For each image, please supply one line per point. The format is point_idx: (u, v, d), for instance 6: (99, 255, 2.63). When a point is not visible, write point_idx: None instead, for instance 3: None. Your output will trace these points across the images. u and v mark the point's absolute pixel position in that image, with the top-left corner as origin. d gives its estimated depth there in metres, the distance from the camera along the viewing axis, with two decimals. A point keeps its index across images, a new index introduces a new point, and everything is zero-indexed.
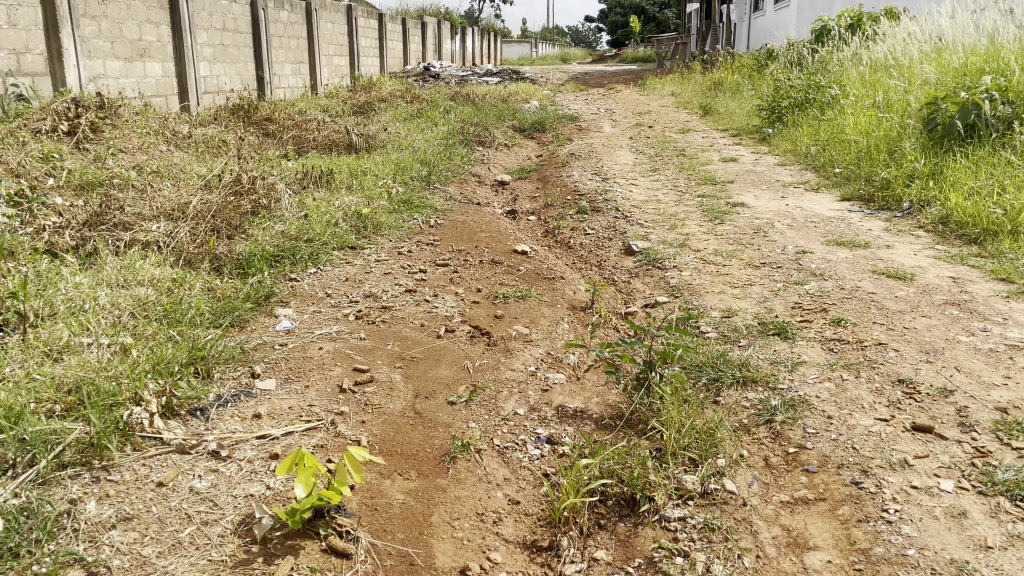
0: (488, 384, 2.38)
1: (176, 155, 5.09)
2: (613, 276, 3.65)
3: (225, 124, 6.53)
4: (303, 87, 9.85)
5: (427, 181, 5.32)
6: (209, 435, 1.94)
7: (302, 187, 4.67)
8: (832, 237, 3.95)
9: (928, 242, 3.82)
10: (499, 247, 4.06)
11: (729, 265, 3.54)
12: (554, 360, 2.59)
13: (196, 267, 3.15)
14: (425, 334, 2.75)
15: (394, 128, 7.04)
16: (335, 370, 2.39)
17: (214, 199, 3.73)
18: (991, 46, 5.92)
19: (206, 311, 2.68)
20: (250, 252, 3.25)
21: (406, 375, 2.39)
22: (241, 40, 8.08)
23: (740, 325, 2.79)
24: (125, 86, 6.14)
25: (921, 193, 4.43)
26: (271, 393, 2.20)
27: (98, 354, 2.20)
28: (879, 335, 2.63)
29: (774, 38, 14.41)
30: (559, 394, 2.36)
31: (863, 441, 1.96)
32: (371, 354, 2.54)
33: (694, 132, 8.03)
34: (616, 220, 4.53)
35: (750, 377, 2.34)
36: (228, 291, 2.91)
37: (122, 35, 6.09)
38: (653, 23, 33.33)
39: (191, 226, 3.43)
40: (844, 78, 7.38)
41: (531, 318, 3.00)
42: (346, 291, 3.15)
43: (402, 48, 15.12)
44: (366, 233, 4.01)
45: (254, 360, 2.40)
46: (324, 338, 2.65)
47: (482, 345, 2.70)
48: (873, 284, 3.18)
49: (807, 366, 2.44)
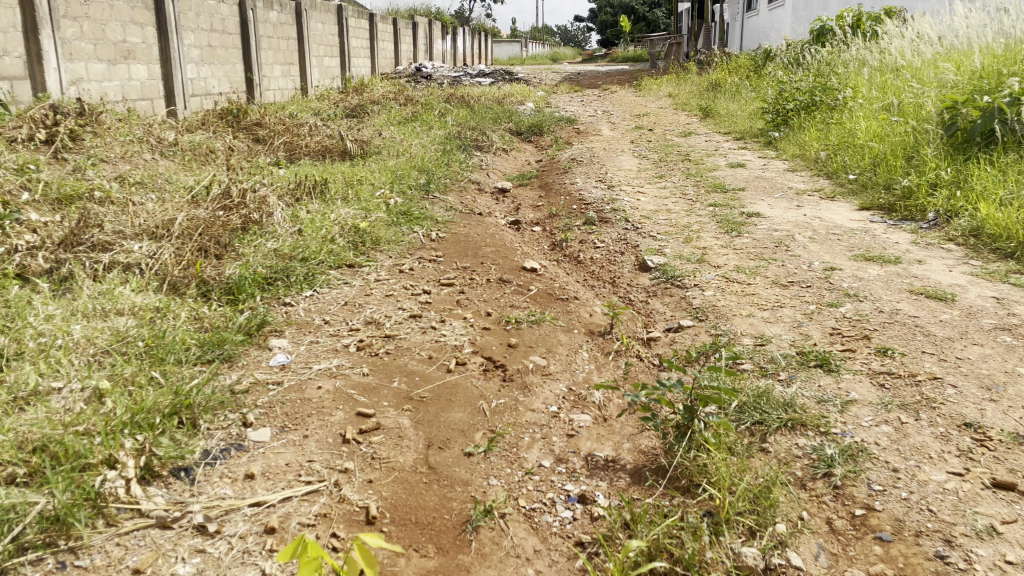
0: (507, 429, 2.15)
1: (161, 164, 4.83)
2: (629, 295, 3.42)
3: (213, 129, 6.26)
4: (293, 88, 9.58)
5: (426, 191, 5.07)
6: (195, 504, 1.69)
7: (294, 198, 4.41)
8: (858, 251, 3.72)
9: (961, 257, 3.60)
10: (506, 263, 3.82)
11: (754, 284, 3.30)
12: (577, 398, 2.36)
13: (182, 292, 2.89)
14: (433, 367, 2.51)
15: (389, 133, 6.77)
16: (336, 414, 2.15)
17: (202, 214, 3.47)
18: (1008, 47, 5.70)
19: (192, 346, 2.42)
20: (241, 274, 2.99)
21: (416, 419, 2.15)
22: (228, 41, 7.80)
23: (778, 354, 2.56)
24: (108, 89, 5.86)
25: (947, 203, 4.21)
26: (265, 446, 1.96)
27: (68, 402, 1.95)
28: (933, 367, 2.41)
29: (768, 37, 14.19)
30: (586, 440, 2.13)
31: (939, 503, 1.76)
32: (375, 392, 2.31)
33: (697, 135, 7.80)
34: (627, 231, 4.29)
35: (798, 420, 2.12)
36: (217, 319, 2.65)
37: (105, 36, 5.82)
38: (644, 22, 33.06)
39: (176, 246, 3.17)
40: (851, 80, 7.14)
41: (548, 346, 2.76)
42: (345, 317, 2.90)
43: (393, 49, 14.85)
44: (365, 250, 3.76)
45: (246, 403, 2.15)
46: (323, 374, 2.41)
47: (497, 381, 2.45)
48: (913, 305, 2.96)
49: (858, 405, 2.22)
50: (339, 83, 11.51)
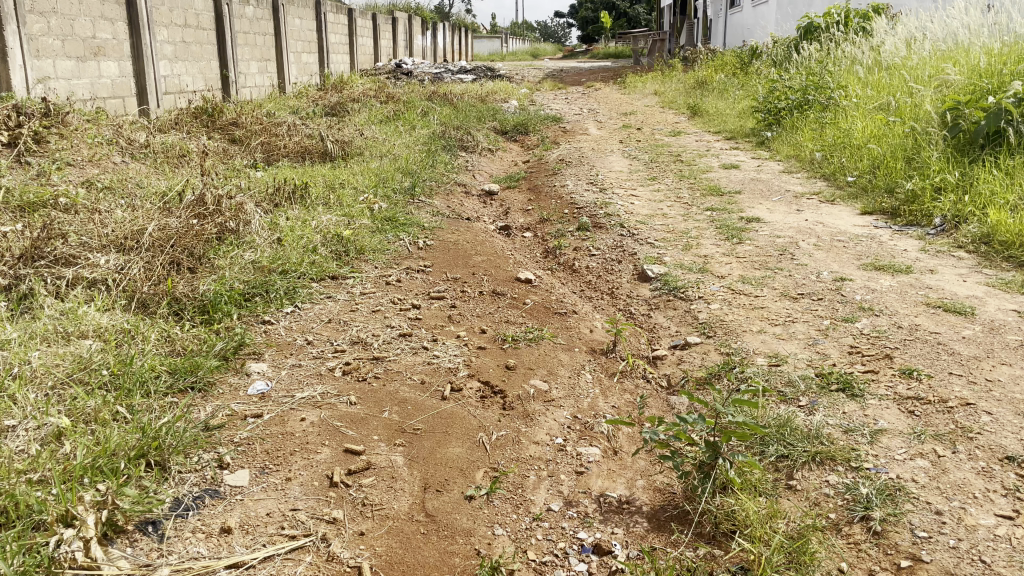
0: (511, 467, 1.96)
1: (131, 168, 4.60)
2: (630, 309, 3.25)
3: (187, 130, 6.00)
4: (270, 86, 9.31)
5: (411, 194, 4.87)
6: (163, 568, 1.49)
7: (274, 204, 4.19)
8: (866, 259, 3.57)
9: (973, 265, 3.45)
10: (499, 274, 3.63)
11: (762, 296, 3.13)
12: (584, 429, 2.19)
13: (152, 311, 2.66)
14: (427, 395, 2.31)
15: (371, 132, 6.56)
16: (322, 452, 1.94)
17: (175, 223, 3.25)
18: (1006, 45, 5.59)
19: (163, 375, 2.21)
20: (216, 291, 2.77)
21: (410, 457, 1.95)
22: (203, 37, 7.54)
23: (796, 376, 2.39)
24: (76, 87, 5.60)
25: (954, 207, 4.07)
26: (244, 492, 1.76)
27: (20, 445, 1.73)
28: (963, 392, 2.24)
29: (752, 33, 14.08)
30: (597, 477, 1.96)
31: (992, 552, 1.60)
32: (364, 424, 2.10)
33: (686, 134, 7.64)
34: (623, 237, 4.12)
35: (827, 454, 1.96)
36: (190, 342, 2.44)
37: (73, 31, 5.56)
38: (625, 19, 32.76)
39: (147, 259, 2.95)
40: (843, 78, 7.00)
41: (548, 368, 2.58)
42: (330, 336, 2.69)
43: (372, 46, 14.58)
44: (349, 260, 3.56)
45: (222, 441, 1.94)
46: (306, 404, 2.20)
47: (496, 410, 2.26)
48: (931, 320, 2.80)
49: (888, 435, 2.05)
50: (318, 80, 11.26)
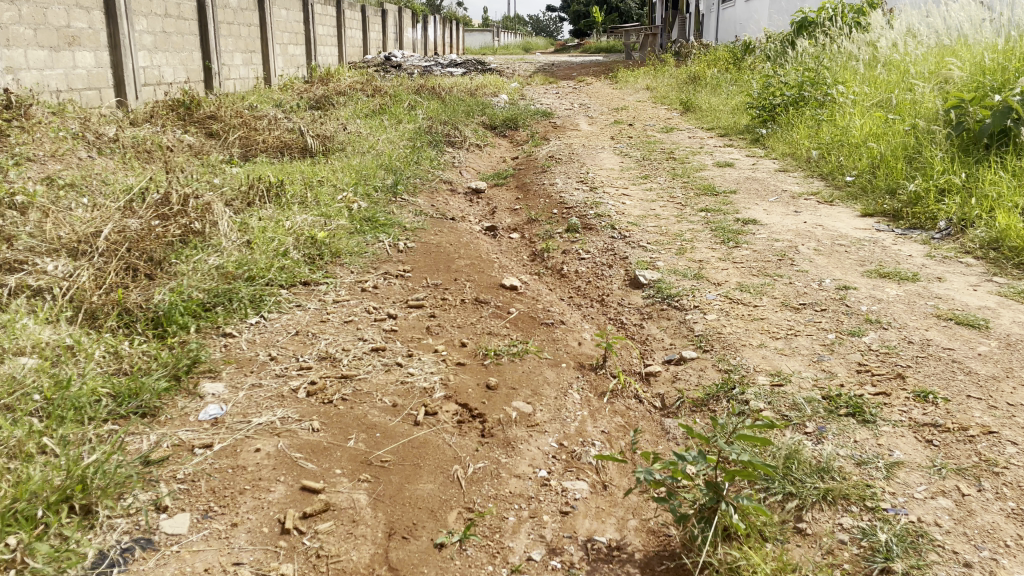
0: (488, 507, 1.77)
1: (98, 164, 4.36)
2: (621, 318, 3.05)
3: (162, 123, 5.75)
4: (254, 78, 9.05)
5: (393, 193, 4.65)
6: None
7: (246, 203, 3.97)
8: (870, 265, 3.38)
9: (983, 273, 3.26)
10: (482, 280, 3.42)
11: (762, 306, 2.94)
12: (569, 460, 2.00)
13: (100, 323, 2.43)
14: (398, 419, 2.10)
15: (354, 127, 6.33)
16: (275, 490, 1.73)
17: (135, 224, 3.02)
18: (1010, 41, 5.40)
19: (104, 399, 1.98)
20: (171, 301, 2.54)
21: (375, 496, 1.75)
22: (184, 27, 7.28)
23: (801, 399, 2.19)
24: (47, 79, 5.34)
25: (960, 210, 3.89)
26: (181, 542, 1.55)
27: None
28: (985, 417, 2.05)
29: (744, 28, 13.88)
30: (584, 519, 1.77)
31: None
32: (326, 455, 1.90)
33: (679, 130, 7.43)
34: (614, 239, 3.92)
35: (839, 492, 1.77)
36: (138, 360, 2.21)
37: (45, 20, 5.32)
38: (617, 12, 32.38)
39: (100, 265, 2.72)
40: (841, 74, 6.79)
41: (532, 387, 2.38)
42: (296, 351, 2.48)
43: (361, 37, 14.31)
44: (323, 264, 3.35)
45: (162, 479, 1.73)
46: (263, 431, 1.99)
47: (474, 438, 2.06)
48: (943, 334, 2.60)
49: (905, 469, 1.86)
50: (305, 72, 10.99)
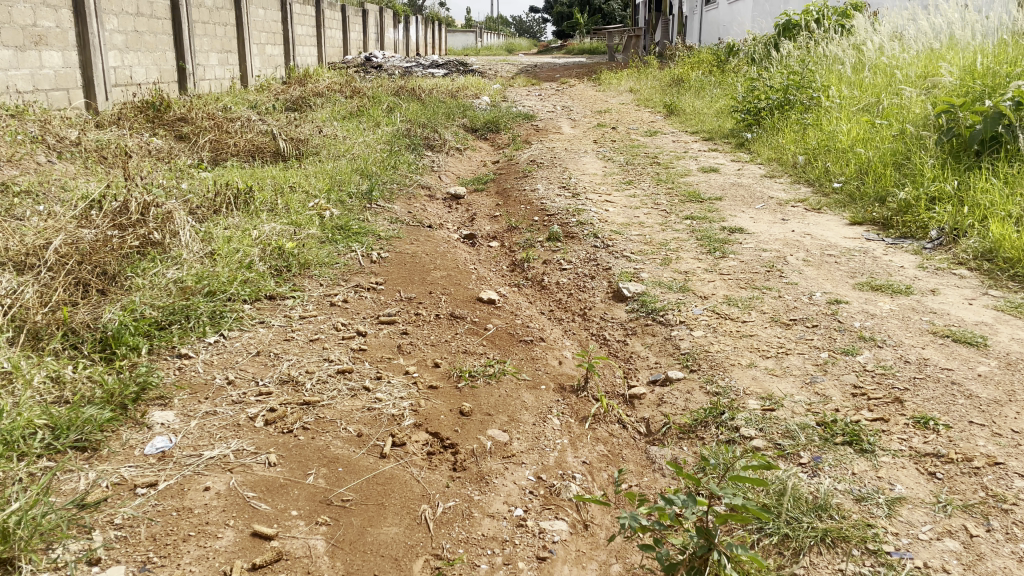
0: (458, 554, 1.62)
1: (58, 169, 4.17)
2: (603, 334, 2.91)
3: (129, 125, 5.55)
4: (231, 78, 8.84)
5: (368, 199, 4.48)
6: None
7: (213, 211, 3.79)
8: (861, 278, 3.25)
9: (978, 285, 3.15)
10: (459, 292, 3.26)
11: (751, 322, 2.80)
12: (548, 496, 1.86)
13: (44, 344, 2.26)
14: (363, 452, 1.95)
15: (331, 130, 6.15)
16: (222, 536, 1.57)
17: (88, 236, 2.83)
18: (998, 45, 5.30)
19: (40, 430, 1.81)
20: (121, 320, 2.37)
21: (334, 543, 1.60)
22: (157, 25, 7.06)
23: (794, 425, 2.06)
24: (10, 79, 5.13)
25: (952, 218, 3.78)
26: None
27: None
28: (989, 446, 1.92)
29: (728, 31, 13.77)
30: (563, 564, 1.63)
31: None
32: (282, 494, 1.74)
33: (663, 135, 7.31)
34: (597, 249, 3.78)
35: (839, 533, 1.63)
36: (81, 385, 2.04)
37: (10, 19, 5.10)
38: (600, 13, 32.28)
39: (47, 281, 2.54)
40: (826, 78, 6.68)
41: (509, 413, 2.23)
42: (257, 373, 2.32)
43: (342, 38, 14.12)
44: (291, 277, 3.19)
45: (98, 526, 1.56)
46: (214, 466, 1.82)
47: (444, 472, 1.92)
48: (941, 353, 2.47)
49: (908, 506, 1.73)
50: (283, 73, 10.78)
